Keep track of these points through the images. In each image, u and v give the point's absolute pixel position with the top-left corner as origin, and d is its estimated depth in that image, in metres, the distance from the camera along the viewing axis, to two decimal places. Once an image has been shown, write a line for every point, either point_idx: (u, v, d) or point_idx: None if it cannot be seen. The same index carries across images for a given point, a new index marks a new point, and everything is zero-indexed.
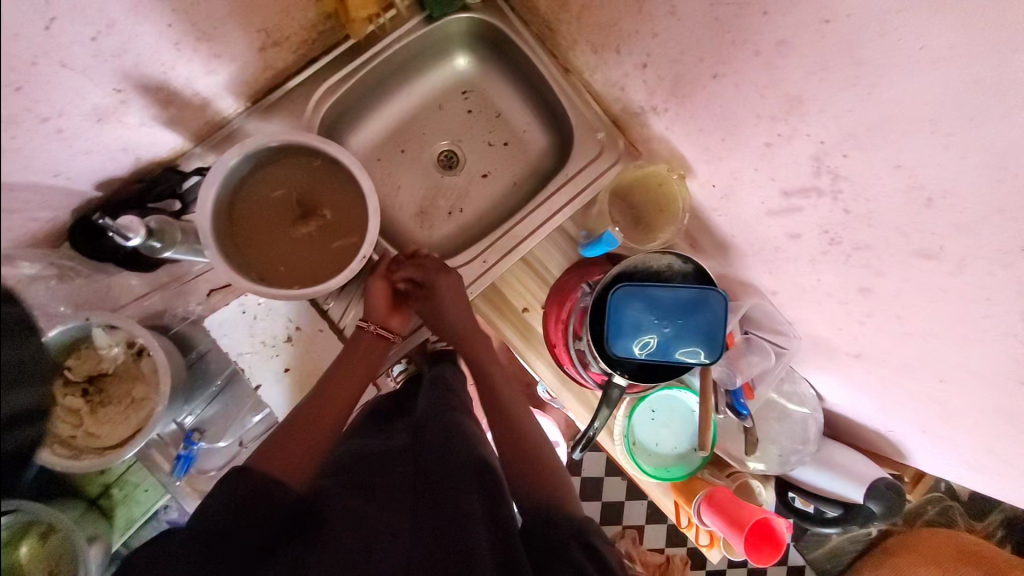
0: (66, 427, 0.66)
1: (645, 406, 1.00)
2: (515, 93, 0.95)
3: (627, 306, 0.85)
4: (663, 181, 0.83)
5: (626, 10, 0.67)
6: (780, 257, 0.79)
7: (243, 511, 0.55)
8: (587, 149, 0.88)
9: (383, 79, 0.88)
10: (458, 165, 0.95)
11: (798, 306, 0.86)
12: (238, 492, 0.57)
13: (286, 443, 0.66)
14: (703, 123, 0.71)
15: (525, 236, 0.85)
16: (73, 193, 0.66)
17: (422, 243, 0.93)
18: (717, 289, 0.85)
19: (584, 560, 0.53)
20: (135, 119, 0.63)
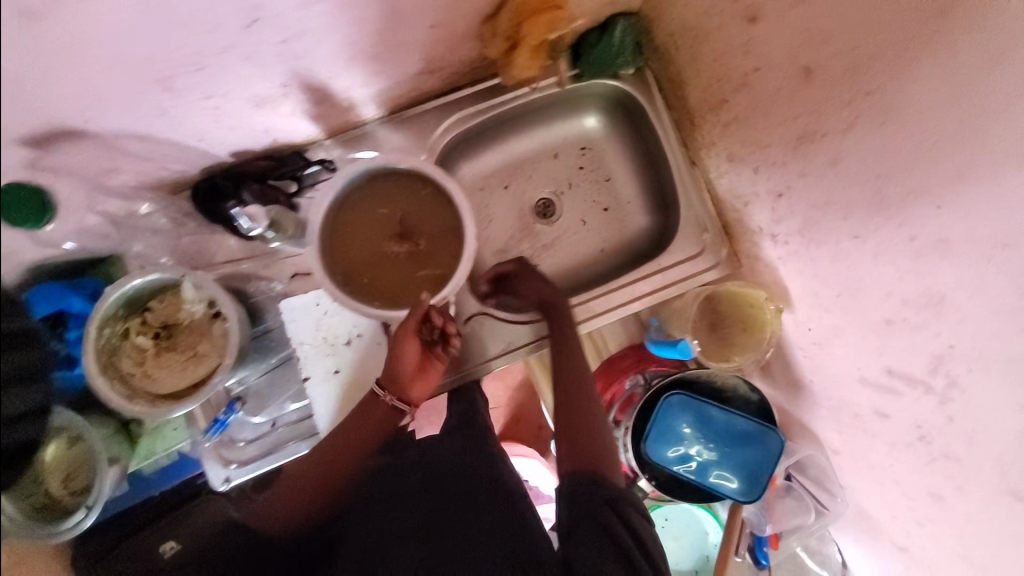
0: (129, 362, 0.69)
1: (659, 513, 0.97)
2: (632, 165, 0.93)
3: (677, 416, 0.83)
4: (756, 305, 0.79)
5: (779, 141, 0.65)
6: (857, 423, 0.75)
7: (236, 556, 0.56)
8: (689, 245, 0.86)
9: (510, 120, 0.89)
10: (553, 215, 0.96)
11: (858, 476, 0.80)
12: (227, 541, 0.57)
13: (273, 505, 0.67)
14: (822, 272, 0.68)
15: (596, 315, 0.85)
16: (210, 157, 0.70)
17: None
18: (777, 432, 0.81)
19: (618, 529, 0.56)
20: (287, 108, 0.66)
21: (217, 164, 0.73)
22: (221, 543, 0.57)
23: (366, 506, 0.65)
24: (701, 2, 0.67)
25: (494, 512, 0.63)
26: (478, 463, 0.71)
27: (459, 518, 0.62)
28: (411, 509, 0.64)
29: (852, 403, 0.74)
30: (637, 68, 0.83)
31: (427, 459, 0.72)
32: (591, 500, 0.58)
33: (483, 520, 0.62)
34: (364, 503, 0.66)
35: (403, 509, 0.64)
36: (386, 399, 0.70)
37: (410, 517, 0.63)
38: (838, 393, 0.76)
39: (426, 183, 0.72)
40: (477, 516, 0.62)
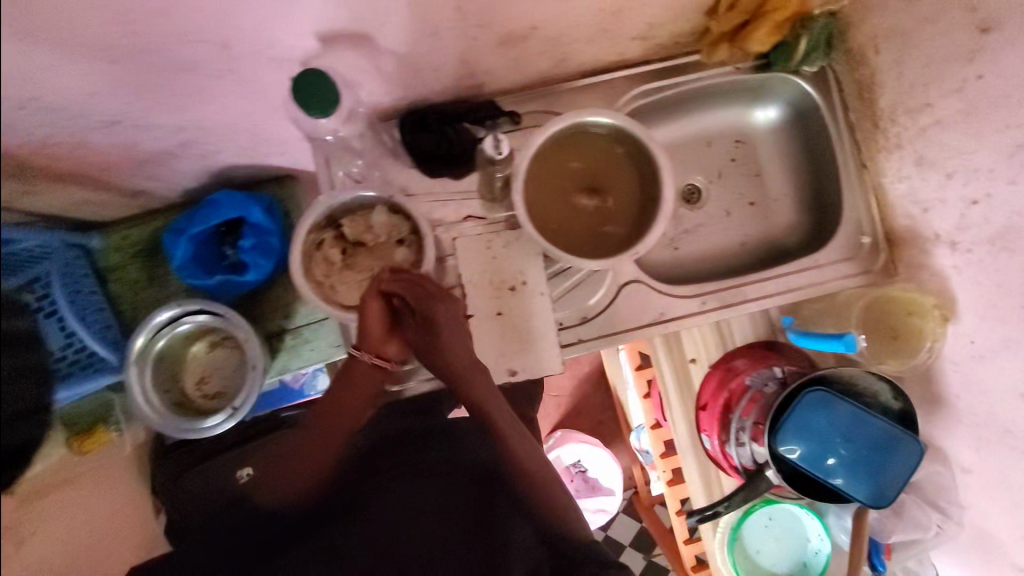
0: (320, 270, 0.73)
1: (764, 511, 0.97)
2: (786, 163, 0.94)
3: (815, 412, 0.82)
4: (919, 313, 0.80)
5: (988, 147, 0.67)
6: (1008, 442, 0.75)
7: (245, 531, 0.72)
8: (844, 248, 0.87)
9: (675, 103, 0.90)
10: (697, 203, 0.95)
11: (992, 498, 0.80)
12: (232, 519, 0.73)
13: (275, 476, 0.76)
14: (1008, 283, 0.69)
15: (744, 300, 0.86)
16: (426, 88, 0.73)
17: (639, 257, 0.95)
18: (916, 441, 0.82)
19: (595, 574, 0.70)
20: (518, 52, 0.69)
21: (425, 97, 0.76)
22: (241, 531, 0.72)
23: (350, 498, 0.79)
24: (927, 7, 0.69)
25: (479, 507, 0.80)
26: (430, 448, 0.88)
27: (460, 495, 0.81)
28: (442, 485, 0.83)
29: (1005, 420, 0.74)
30: (821, 67, 0.84)
31: (441, 456, 0.87)
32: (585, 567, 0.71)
33: (463, 493, 0.82)
34: (363, 473, 0.82)
35: (418, 487, 0.81)
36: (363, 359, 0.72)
37: (430, 494, 0.81)
38: (989, 409, 0.77)
39: (622, 142, 0.75)
40: (452, 504, 0.80)
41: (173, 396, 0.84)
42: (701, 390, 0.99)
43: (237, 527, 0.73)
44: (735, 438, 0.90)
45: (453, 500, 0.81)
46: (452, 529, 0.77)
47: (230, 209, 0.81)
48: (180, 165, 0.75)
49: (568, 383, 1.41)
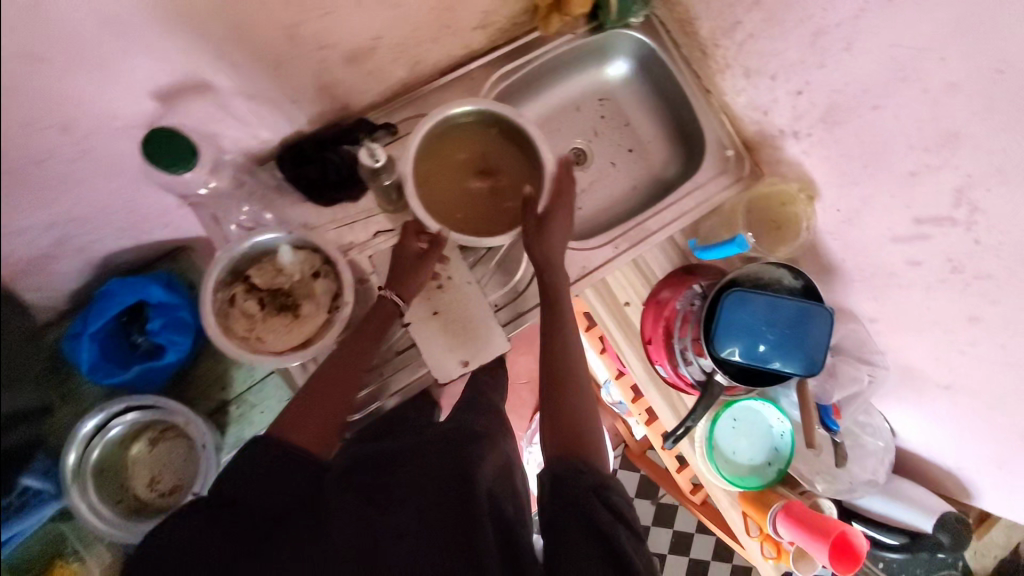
0: (241, 326, 0.72)
1: (727, 414, 1.05)
2: (647, 107, 1.04)
3: (737, 311, 0.92)
4: (789, 200, 0.91)
5: (793, 44, 0.77)
6: (892, 282, 0.86)
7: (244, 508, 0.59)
8: (714, 165, 0.97)
9: (534, 80, 0.97)
10: (586, 162, 1.04)
11: (896, 335, 0.92)
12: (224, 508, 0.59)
13: (306, 421, 0.69)
14: (847, 149, 0.80)
15: (650, 234, 0.95)
16: (291, 122, 0.74)
17: None
18: (823, 306, 0.91)
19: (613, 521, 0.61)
20: (369, 65, 0.72)
21: (293, 131, 0.76)
22: (260, 493, 0.61)
23: (347, 480, 0.68)
24: None
25: (465, 505, 0.64)
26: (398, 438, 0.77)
27: (439, 473, 0.69)
28: (411, 482, 0.68)
29: (885, 265, 0.86)
30: (645, 16, 0.94)
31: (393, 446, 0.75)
32: (578, 484, 0.64)
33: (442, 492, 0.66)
34: (349, 457, 0.72)
35: (387, 498, 0.66)
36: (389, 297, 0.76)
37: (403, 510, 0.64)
38: (871, 261, 0.88)
39: (494, 123, 0.82)
40: (430, 504, 0.65)
41: (126, 503, 0.79)
42: (641, 327, 1.06)
43: (236, 500, 0.60)
44: (681, 357, 0.98)
45: (428, 511, 0.64)
46: (432, 537, 0.61)
47: (129, 295, 0.77)
48: None
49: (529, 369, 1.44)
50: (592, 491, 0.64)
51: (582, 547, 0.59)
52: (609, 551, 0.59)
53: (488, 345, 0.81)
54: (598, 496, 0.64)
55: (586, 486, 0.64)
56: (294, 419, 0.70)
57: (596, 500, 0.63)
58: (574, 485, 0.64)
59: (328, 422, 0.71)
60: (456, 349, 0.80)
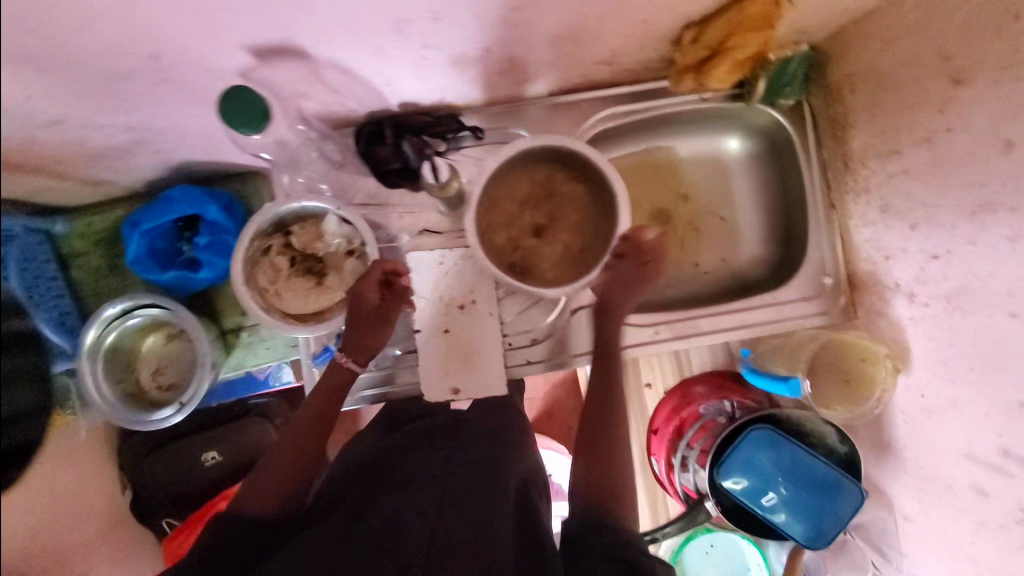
0: (265, 277, 0.73)
1: (704, 537, 0.97)
2: (762, 193, 0.91)
3: (757, 450, 0.83)
4: (870, 362, 0.79)
5: (951, 205, 0.65)
6: (944, 497, 0.75)
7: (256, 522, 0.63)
8: (805, 285, 0.85)
9: (648, 128, 0.87)
10: (676, 225, 0.91)
11: (926, 548, 0.80)
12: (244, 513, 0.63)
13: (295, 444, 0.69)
14: (959, 342, 0.68)
15: (703, 333, 0.85)
16: (383, 101, 0.72)
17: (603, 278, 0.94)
18: (858, 486, 0.80)
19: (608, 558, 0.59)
20: (472, 72, 0.68)
21: (384, 108, 0.75)
22: (238, 543, 0.60)
23: (355, 494, 0.66)
24: (905, 50, 0.66)
25: (487, 510, 0.63)
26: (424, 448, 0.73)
27: (469, 499, 0.65)
28: (432, 493, 0.65)
29: (946, 477, 0.74)
30: (798, 100, 0.82)
31: (412, 461, 0.70)
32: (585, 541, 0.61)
33: (470, 502, 0.65)
34: (359, 476, 0.70)
35: (403, 494, 0.65)
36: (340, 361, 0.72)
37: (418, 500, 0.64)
38: (933, 464, 0.76)
39: (574, 166, 0.77)
40: (452, 522, 0.61)
41: (126, 386, 0.84)
42: (654, 415, 0.99)
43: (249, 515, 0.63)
44: (680, 463, 0.92)
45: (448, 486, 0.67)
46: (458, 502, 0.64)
47: (184, 205, 0.80)
48: (135, 160, 0.76)
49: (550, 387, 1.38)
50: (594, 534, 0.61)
51: None
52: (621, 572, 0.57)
53: (488, 381, 0.79)
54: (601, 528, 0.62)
55: (595, 534, 0.62)
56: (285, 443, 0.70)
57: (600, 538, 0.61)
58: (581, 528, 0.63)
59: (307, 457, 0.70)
60: (451, 375, 0.78)
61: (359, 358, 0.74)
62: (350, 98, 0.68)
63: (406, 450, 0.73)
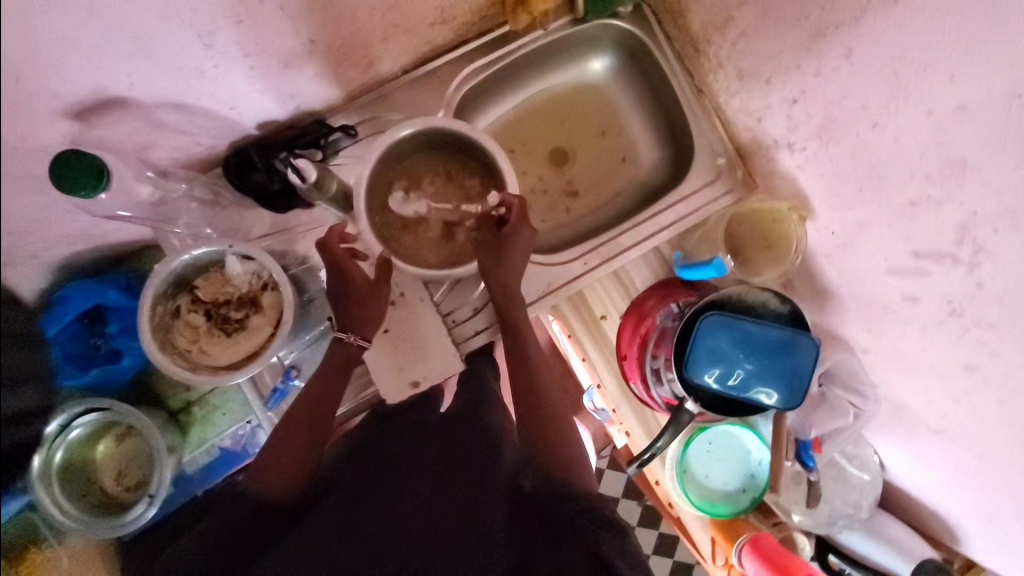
0: (184, 339, 0.72)
1: (703, 438, 0.99)
2: (640, 103, 0.94)
3: (714, 334, 0.85)
4: (780, 219, 0.84)
5: (789, 48, 0.68)
6: (886, 318, 0.78)
7: (250, 522, 0.62)
8: (703, 172, 0.88)
9: (514, 75, 0.89)
10: (571, 161, 0.95)
11: (892, 370, 0.83)
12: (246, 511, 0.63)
13: (277, 463, 0.68)
14: (842, 170, 0.71)
15: (633, 246, 0.87)
16: (238, 128, 0.71)
17: None
18: (809, 335, 0.84)
19: (588, 528, 0.59)
20: (311, 71, 0.67)
21: (244, 136, 0.73)
22: (252, 524, 0.62)
23: (341, 501, 0.68)
24: None
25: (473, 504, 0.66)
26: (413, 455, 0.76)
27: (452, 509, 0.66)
28: (417, 510, 0.66)
29: (881, 297, 0.76)
30: (636, 4, 0.86)
31: (403, 503, 0.67)
32: (564, 507, 0.63)
33: (466, 509, 0.66)
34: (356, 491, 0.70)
35: (384, 514, 0.65)
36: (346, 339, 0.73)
37: (403, 518, 0.64)
38: (865, 290, 0.79)
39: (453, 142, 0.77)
40: (434, 529, 0.62)
41: (94, 498, 0.81)
42: (617, 343, 1.01)
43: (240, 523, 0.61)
44: (654, 379, 0.94)
45: (438, 501, 0.68)
46: (445, 506, 0.67)
47: (82, 299, 0.77)
48: None
49: None
50: (581, 513, 0.61)
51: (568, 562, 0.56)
52: (592, 554, 0.57)
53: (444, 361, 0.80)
54: (586, 514, 0.61)
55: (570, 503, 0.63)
56: (267, 465, 0.68)
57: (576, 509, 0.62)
58: (563, 506, 0.63)
59: (303, 468, 0.70)
60: (405, 370, 0.79)
61: (365, 333, 0.75)
62: (201, 133, 0.67)
63: (407, 472, 0.73)
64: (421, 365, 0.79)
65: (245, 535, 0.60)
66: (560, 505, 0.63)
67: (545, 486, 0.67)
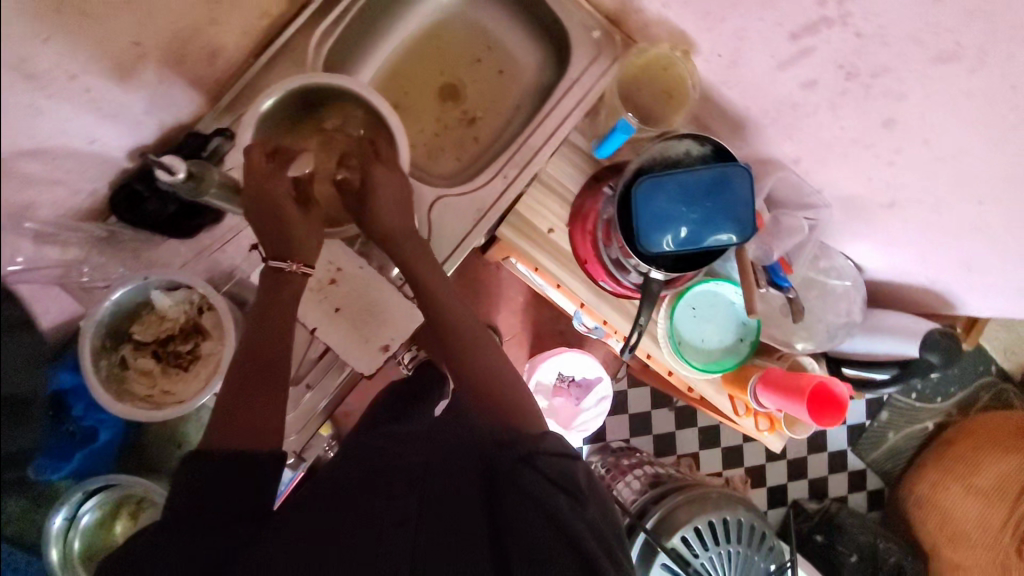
0: (142, 386, 0.71)
1: (684, 304, 0.99)
2: (504, 11, 0.93)
3: (654, 196, 0.85)
4: (668, 64, 0.84)
5: None
6: (799, 115, 0.79)
7: (217, 492, 0.57)
8: (585, 50, 0.87)
9: (369, 23, 0.88)
10: (460, 92, 0.94)
11: (825, 166, 0.84)
12: (208, 472, 0.58)
13: (238, 424, 0.62)
14: None
15: (545, 142, 0.85)
16: (111, 164, 0.69)
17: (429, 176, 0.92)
18: (738, 164, 0.85)
19: (562, 504, 0.62)
20: (153, 77, 0.67)
21: (119, 173, 0.72)
22: (222, 484, 0.58)
23: (317, 501, 0.64)
24: None
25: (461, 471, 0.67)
26: (397, 451, 0.71)
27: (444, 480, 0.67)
28: (404, 523, 0.62)
29: (785, 97, 0.78)
30: None
31: (399, 454, 0.71)
32: (534, 478, 0.63)
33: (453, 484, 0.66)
34: (318, 501, 0.63)
35: (379, 500, 0.64)
36: (288, 268, 0.68)
37: (398, 496, 0.65)
38: (770, 98, 0.79)
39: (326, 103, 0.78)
40: (428, 539, 0.61)
41: None
42: (574, 249, 1.00)
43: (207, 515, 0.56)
44: (618, 267, 0.93)
45: (430, 486, 0.67)
46: (438, 481, 0.67)
47: None
48: None
49: (515, 320, 1.40)
50: (557, 491, 0.63)
51: (543, 537, 0.60)
52: (566, 532, 0.60)
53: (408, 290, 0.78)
54: (557, 490, 0.63)
55: (542, 485, 0.63)
56: (228, 427, 0.62)
57: (557, 495, 0.62)
58: (534, 483, 0.63)
59: (268, 426, 0.64)
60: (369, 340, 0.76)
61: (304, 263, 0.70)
62: (76, 178, 0.66)
63: (390, 446, 0.72)
64: (383, 332, 0.76)
65: (211, 531, 0.56)
66: (533, 485, 0.62)
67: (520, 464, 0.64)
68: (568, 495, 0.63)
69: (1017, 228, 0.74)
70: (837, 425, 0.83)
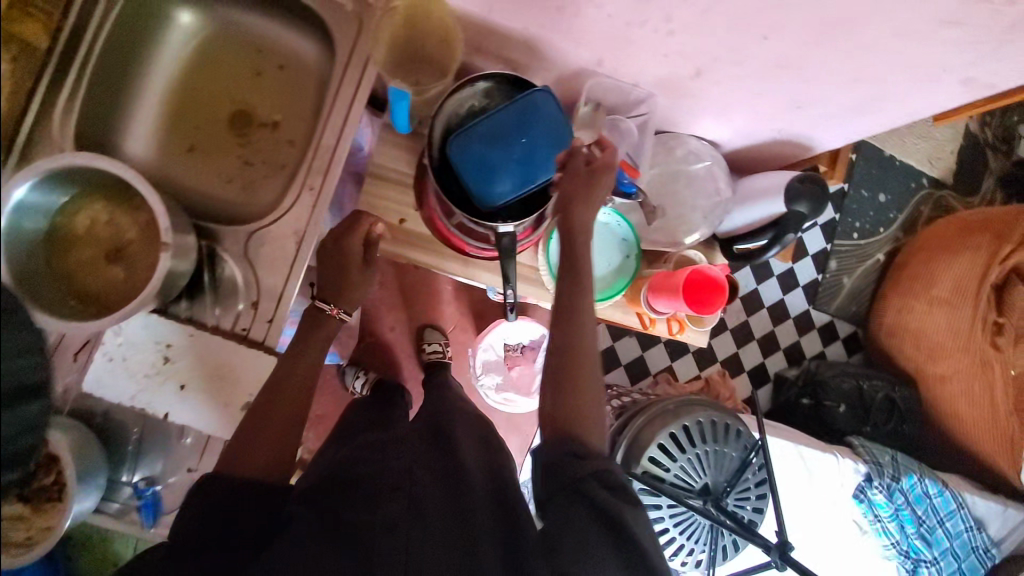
0: (18, 532, 0.69)
1: (559, 243, 0.97)
2: (259, 14, 0.90)
3: (470, 150, 0.79)
4: (428, 9, 0.79)
5: None
6: (569, 16, 0.74)
7: (221, 510, 0.61)
8: (345, 25, 0.83)
9: (121, 77, 0.84)
10: (251, 112, 0.92)
11: (625, 56, 0.80)
12: (213, 494, 0.62)
13: (253, 448, 0.68)
14: None
15: (340, 132, 0.80)
16: None
17: (250, 207, 0.90)
18: (539, 88, 0.80)
19: (603, 492, 0.63)
20: None
21: None
22: (231, 495, 0.62)
23: (308, 523, 0.63)
24: None
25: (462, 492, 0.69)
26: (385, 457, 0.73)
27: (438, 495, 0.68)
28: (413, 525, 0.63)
29: (544, 4, 0.73)
30: None
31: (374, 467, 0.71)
32: (572, 468, 0.65)
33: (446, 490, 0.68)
34: (312, 506, 0.65)
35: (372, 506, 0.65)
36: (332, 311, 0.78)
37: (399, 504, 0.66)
38: (534, 9, 0.75)
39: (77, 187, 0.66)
40: (420, 544, 0.61)
41: None
42: (431, 229, 0.96)
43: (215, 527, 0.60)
44: (471, 233, 0.90)
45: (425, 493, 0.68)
46: (433, 496, 0.68)
47: None
48: None
49: None
50: (592, 477, 0.64)
51: (581, 531, 0.61)
52: (606, 516, 0.61)
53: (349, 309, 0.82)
54: (597, 477, 0.64)
55: (582, 470, 0.65)
56: (241, 445, 0.68)
57: (595, 484, 0.64)
58: (567, 470, 0.65)
59: (280, 453, 0.70)
60: (224, 405, 0.73)
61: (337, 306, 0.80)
62: None
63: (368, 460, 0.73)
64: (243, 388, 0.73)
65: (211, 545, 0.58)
66: (571, 473, 0.65)
67: (557, 446, 0.68)
68: (611, 488, 0.64)
69: (814, 50, 0.70)
70: (720, 309, 0.82)
